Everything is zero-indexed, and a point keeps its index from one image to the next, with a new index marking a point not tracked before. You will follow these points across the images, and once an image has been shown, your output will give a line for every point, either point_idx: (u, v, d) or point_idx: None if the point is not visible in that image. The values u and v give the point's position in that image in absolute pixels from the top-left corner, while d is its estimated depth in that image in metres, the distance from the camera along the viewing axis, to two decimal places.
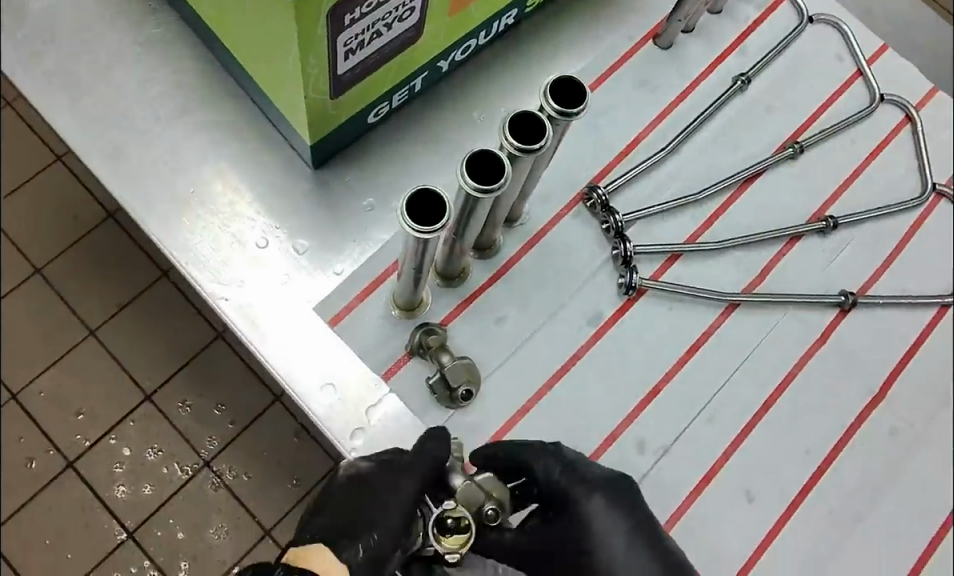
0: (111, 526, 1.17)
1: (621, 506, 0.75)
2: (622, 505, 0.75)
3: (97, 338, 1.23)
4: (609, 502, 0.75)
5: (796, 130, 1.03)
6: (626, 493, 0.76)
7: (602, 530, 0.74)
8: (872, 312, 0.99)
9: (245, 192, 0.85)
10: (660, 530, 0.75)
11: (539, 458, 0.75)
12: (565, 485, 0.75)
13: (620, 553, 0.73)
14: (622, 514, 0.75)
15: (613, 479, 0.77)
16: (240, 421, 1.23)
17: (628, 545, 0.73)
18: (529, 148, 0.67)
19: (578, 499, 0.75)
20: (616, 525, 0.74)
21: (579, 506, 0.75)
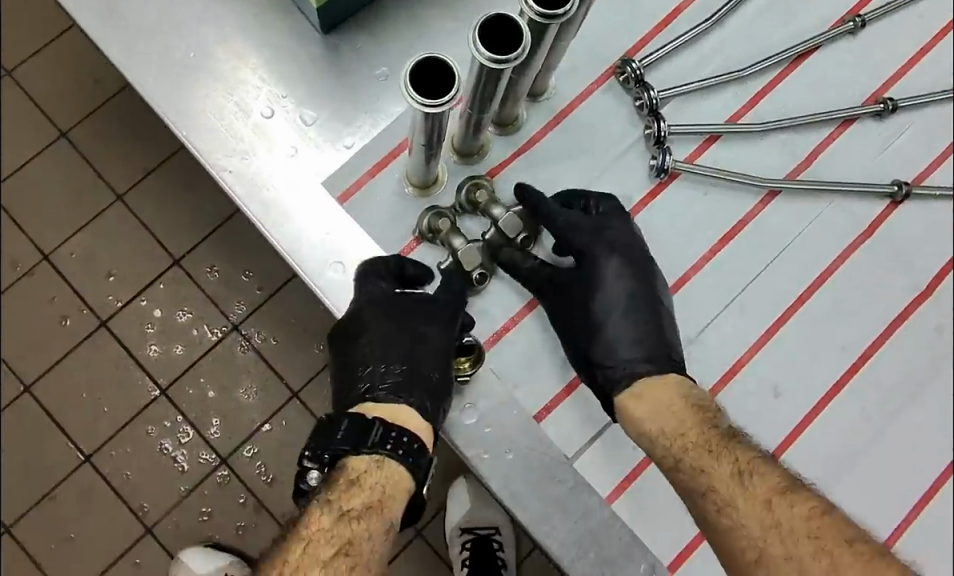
0: (145, 383, 1.18)
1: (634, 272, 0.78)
2: (635, 271, 0.78)
3: (124, 203, 1.20)
4: (623, 266, 0.78)
5: (860, 2, 0.92)
6: (641, 263, 0.79)
7: (607, 286, 0.78)
8: (927, 203, 0.92)
9: (248, 56, 0.81)
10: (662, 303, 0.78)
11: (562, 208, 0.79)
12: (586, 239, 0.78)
13: (618, 311, 0.77)
14: (632, 278, 0.78)
15: (636, 247, 0.79)
16: (267, 287, 1.20)
17: (625, 305, 0.77)
18: (551, 13, 0.60)
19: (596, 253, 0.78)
20: (622, 286, 0.77)
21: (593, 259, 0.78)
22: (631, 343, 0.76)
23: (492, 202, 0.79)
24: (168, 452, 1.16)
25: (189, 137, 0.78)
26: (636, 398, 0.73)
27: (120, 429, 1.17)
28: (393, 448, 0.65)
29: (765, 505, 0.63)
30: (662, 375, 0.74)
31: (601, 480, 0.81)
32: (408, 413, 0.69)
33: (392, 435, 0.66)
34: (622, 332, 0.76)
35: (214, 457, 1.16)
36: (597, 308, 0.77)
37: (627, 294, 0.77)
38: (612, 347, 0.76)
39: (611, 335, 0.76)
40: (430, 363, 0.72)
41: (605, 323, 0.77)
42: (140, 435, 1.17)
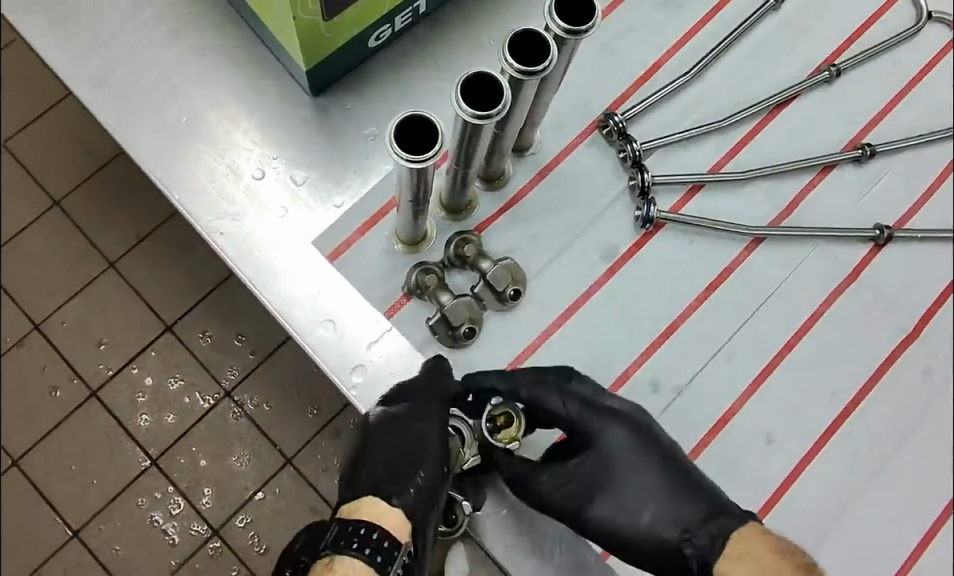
0: (135, 453, 1.16)
1: (642, 439, 0.69)
2: (646, 443, 0.69)
3: (116, 271, 1.21)
4: (628, 441, 0.68)
5: (833, 53, 0.95)
6: (647, 430, 0.70)
7: (626, 469, 0.68)
8: (909, 246, 0.93)
9: (239, 120, 0.82)
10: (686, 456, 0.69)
11: (549, 389, 0.71)
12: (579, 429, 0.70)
13: (654, 489, 0.66)
14: (645, 454, 0.68)
15: (632, 414, 0.70)
16: (261, 350, 1.20)
17: (655, 479, 0.67)
18: (530, 69, 0.62)
19: (594, 436, 0.69)
20: (640, 463, 0.68)
21: (597, 445, 0.69)
22: (688, 516, 0.64)
23: (480, 257, 0.80)
24: (158, 525, 1.14)
25: (180, 201, 0.79)
26: (734, 560, 0.60)
27: (110, 501, 1.15)
28: (357, 547, 0.54)
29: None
30: (752, 532, 0.61)
31: None
32: (380, 506, 0.59)
33: (357, 529, 0.56)
34: (667, 510, 0.65)
35: (206, 527, 1.14)
36: (631, 498, 0.67)
37: (652, 473, 0.67)
38: (669, 531, 0.64)
39: (657, 519, 0.65)
40: (421, 463, 0.64)
41: (644, 508, 0.66)
42: (130, 508, 1.14)
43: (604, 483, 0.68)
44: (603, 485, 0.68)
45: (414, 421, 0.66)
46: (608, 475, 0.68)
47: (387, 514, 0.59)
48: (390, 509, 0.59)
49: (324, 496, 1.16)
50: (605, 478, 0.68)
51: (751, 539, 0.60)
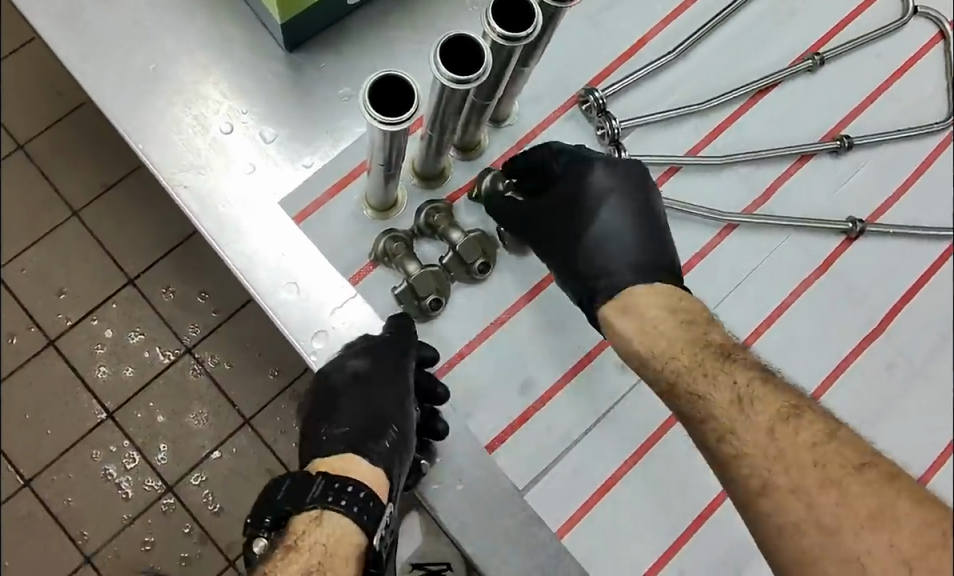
0: (92, 406, 1.14)
1: (621, 201, 0.73)
2: (628, 185, 0.73)
3: (80, 220, 1.17)
4: (610, 178, 0.73)
5: (819, 41, 0.94)
6: (634, 178, 0.74)
7: (601, 203, 0.73)
8: (882, 240, 0.92)
9: (208, 71, 0.80)
10: (661, 216, 0.74)
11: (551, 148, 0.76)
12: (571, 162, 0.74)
13: (618, 223, 0.72)
14: (619, 214, 0.72)
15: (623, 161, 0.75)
16: (223, 310, 1.17)
17: (616, 211, 0.72)
18: (515, 36, 0.60)
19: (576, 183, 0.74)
20: (613, 199, 0.73)
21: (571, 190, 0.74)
22: (631, 254, 0.71)
23: (451, 227, 0.79)
24: (112, 478, 1.12)
25: (145, 151, 0.76)
26: (621, 312, 0.70)
27: (64, 453, 1.12)
28: (347, 504, 0.59)
29: (768, 434, 0.58)
30: (650, 285, 0.70)
31: (550, 512, 0.79)
32: (361, 463, 0.64)
33: (344, 486, 0.60)
34: (607, 254, 0.72)
35: (160, 483, 1.12)
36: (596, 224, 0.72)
37: (609, 229, 0.72)
38: (615, 263, 0.71)
39: (609, 253, 0.72)
40: (392, 417, 0.68)
41: (604, 236, 0.72)
42: (84, 460, 1.12)
43: (575, 209, 0.73)
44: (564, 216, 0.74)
45: (384, 377, 0.70)
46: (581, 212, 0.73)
47: (367, 470, 0.64)
48: (371, 467, 0.64)
49: (281, 458, 1.14)
50: (578, 203, 0.73)
51: (646, 291, 0.69)
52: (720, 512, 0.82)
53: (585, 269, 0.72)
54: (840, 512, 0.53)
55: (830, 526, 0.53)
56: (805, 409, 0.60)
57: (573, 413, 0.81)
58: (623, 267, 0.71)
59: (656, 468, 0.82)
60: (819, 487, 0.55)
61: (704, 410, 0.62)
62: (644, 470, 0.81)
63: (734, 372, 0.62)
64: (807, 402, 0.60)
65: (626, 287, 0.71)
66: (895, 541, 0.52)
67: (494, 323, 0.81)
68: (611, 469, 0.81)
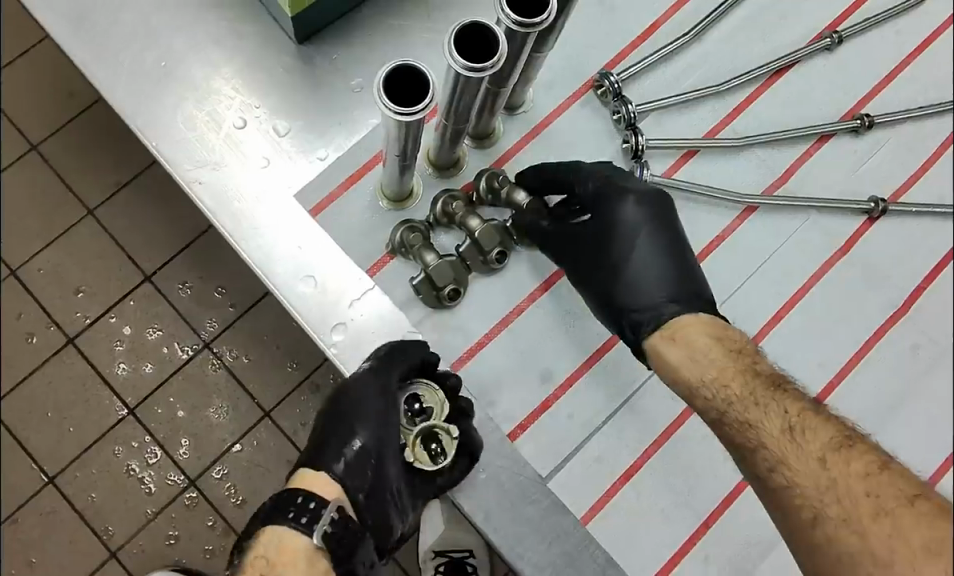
0: (112, 402, 1.14)
1: (656, 226, 0.73)
2: (657, 211, 0.74)
3: (95, 218, 1.18)
4: (642, 204, 0.74)
5: (836, 19, 0.92)
6: (661, 205, 0.75)
7: (635, 230, 0.73)
8: (904, 220, 0.91)
9: (220, 66, 0.79)
10: (687, 240, 0.75)
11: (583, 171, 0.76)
12: (603, 184, 0.75)
13: (657, 250, 0.73)
14: (660, 243, 0.73)
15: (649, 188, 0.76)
16: (241, 304, 1.17)
17: (650, 237, 0.73)
18: (529, 21, 0.59)
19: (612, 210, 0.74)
20: (646, 224, 0.73)
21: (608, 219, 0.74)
22: (672, 282, 0.72)
23: (469, 215, 0.78)
24: (135, 474, 1.13)
25: (158, 148, 0.76)
26: (670, 341, 0.69)
27: (86, 449, 1.13)
28: (294, 516, 0.61)
29: (820, 464, 0.59)
30: (695, 315, 0.70)
31: (572, 500, 0.78)
32: (320, 476, 0.64)
33: (295, 499, 0.61)
34: (650, 282, 0.72)
35: (182, 477, 1.13)
36: (633, 252, 0.73)
37: (654, 258, 0.72)
38: (660, 293, 0.71)
39: (651, 282, 0.72)
40: (358, 427, 0.66)
41: (644, 264, 0.72)
42: (107, 456, 1.13)
43: (612, 238, 0.74)
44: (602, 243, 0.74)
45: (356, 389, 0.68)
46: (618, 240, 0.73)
47: (329, 483, 0.64)
48: (331, 480, 0.64)
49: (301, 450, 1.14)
50: (615, 231, 0.74)
51: (692, 321, 0.70)
52: (744, 498, 0.81)
53: (626, 297, 0.72)
54: (894, 545, 0.54)
55: (884, 561, 0.53)
56: (857, 440, 0.60)
57: (594, 401, 0.80)
58: (667, 296, 0.71)
59: (679, 455, 0.81)
60: (872, 517, 0.55)
61: (754, 439, 0.62)
62: (667, 457, 0.81)
63: (788, 400, 0.63)
64: (858, 434, 0.61)
65: (669, 318, 0.71)
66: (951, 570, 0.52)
67: (513, 311, 0.80)
68: (634, 456, 0.80)
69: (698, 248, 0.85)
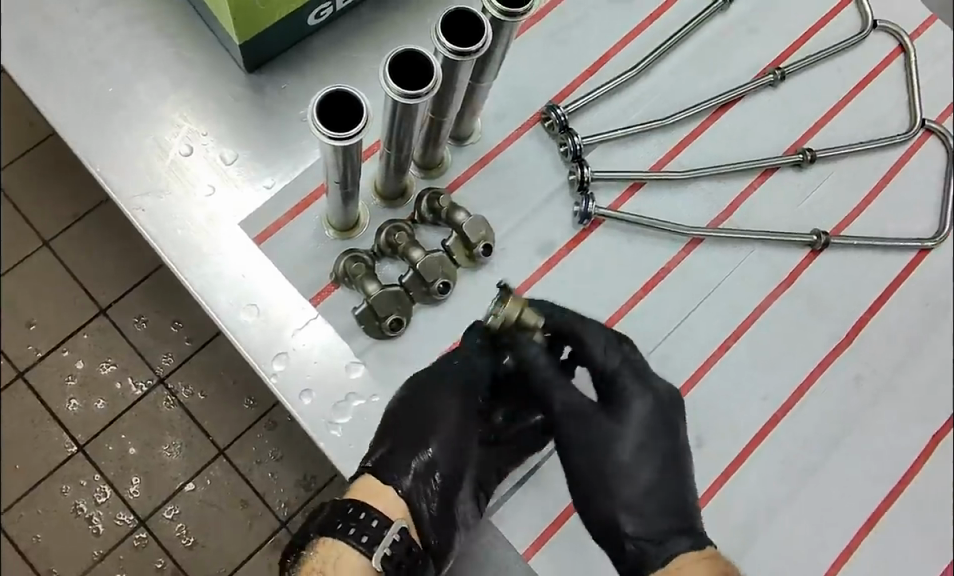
0: (62, 439, 1.11)
1: (662, 440, 0.65)
2: (663, 430, 0.65)
3: (49, 251, 1.15)
4: (655, 415, 0.65)
5: (779, 56, 0.95)
6: (672, 421, 0.66)
7: (633, 448, 0.63)
8: (847, 253, 0.92)
9: (167, 94, 0.79)
10: (688, 460, 0.66)
11: (598, 335, 0.66)
12: (616, 374, 0.65)
13: (657, 482, 0.63)
14: (665, 464, 0.64)
15: (666, 391, 0.67)
16: (197, 339, 1.15)
17: (654, 473, 0.64)
18: (464, 50, 0.59)
19: (621, 403, 0.64)
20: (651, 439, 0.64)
21: (616, 424, 0.64)
22: (655, 524, 0.62)
23: (412, 245, 0.78)
24: (82, 513, 1.09)
25: (102, 174, 0.76)
26: None
27: (32, 487, 1.09)
28: (357, 532, 0.60)
29: None
30: (693, 554, 0.59)
31: (516, 533, 0.77)
32: (387, 494, 0.64)
33: (356, 514, 0.61)
34: (641, 509, 0.63)
35: (132, 518, 1.10)
36: (620, 464, 0.63)
37: (652, 475, 0.63)
38: (630, 523, 0.62)
39: (625, 502, 0.63)
40: (436, 439, 0.67)
41: (624, 479, 0.63)
42: (54, 494, 1.09)
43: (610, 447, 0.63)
44: (598, 453, 0.63)
45: (430, 399, 0.68)
46: (615, 454, 0.63)
47: (395, 502, 0.63)
48: (398, 499, 0.64)
49: (255, 488, 1.11)
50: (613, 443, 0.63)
51: (689, 559, 0.59)
52: None
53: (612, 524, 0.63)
54: None
55: None
56: None
57: None
58: (638, 530, 0.62)
59: None
60: None
61: None
62: None
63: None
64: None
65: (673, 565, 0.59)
66: None
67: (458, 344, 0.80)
68: None
69: (645, 278, 0.85)
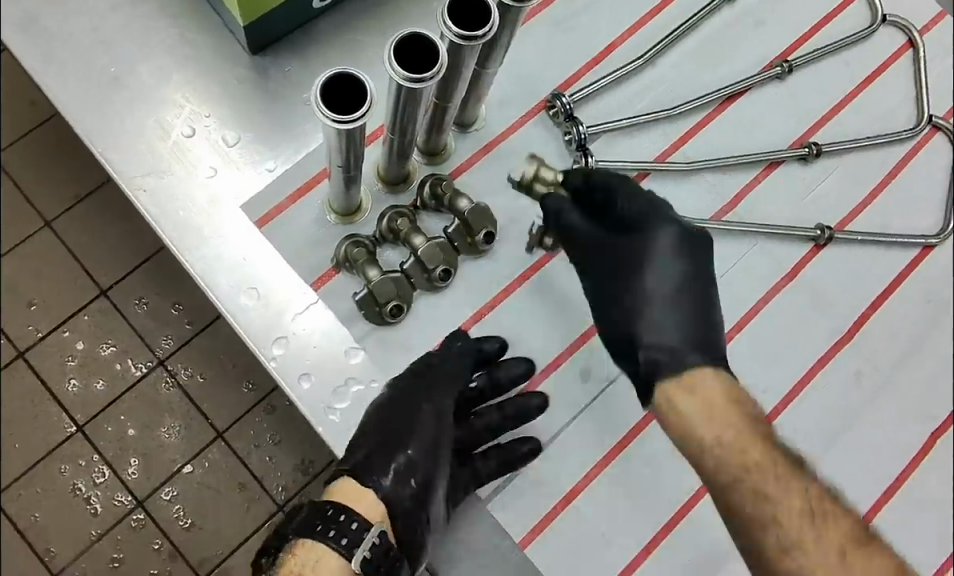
0: (61, 418, 1.11)
1: (686, 248, 0.69)
2: (691, 248, 0.69)
3: (51, 231, 1.15)
4: (680, 238, 0.69)
5: (786, 49, 0.94)
6: (701, 276, 0.70)
7: (653, 330, 0.68)
8: (851, 248, 0.92)
9: (170, 74, 0.79)
10: (711, 278, 0.71)
11: (628, 200, 0.70)
12: (645, 212, 0.69)
13: (674, 282, 0.68)
14: (689, 263, 0.69)
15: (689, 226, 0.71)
16: (197, 322, 1.15)
17: (676, 284, 0.68)
18: (471, 34, 0.59)
19: (647, 224, 0.69)
20: (677, 262, 0.69)
21: (641, 245, 0.69)
22: (675, 337, 0.67)
23: (414, 231, 0.77)
24: (81, 493, 1.09)
25: (103, 154, 0.76)
26: (688, 391, 0.65)
27: (31, 467, 1.10)
28: (336, 534, 0.62)
29: (840, 558, 0.57)
30: (714, 368, 0.67)
31: (512, 522, 0.77)
32: (364, 497, 0.66)
33: (336, 516, 0.63)
34: (667, 320, 0.68)
35: (130, 498, 1.10)
36: (642, 343, 0.68)
37: (676, 274, 0.68)
38: (656, 335, 0.68)
39: (646, 331, 0.68)
40: (412, 440, 0.69)
41: (654, 353, 0.67)
42: (52, 474, 1.10)
43: (632, 268, 0.69)
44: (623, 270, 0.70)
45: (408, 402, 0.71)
46: (639, 262, 0.69)
47: (372, 504, 0.66)
48: (376, 501, 0.66)
49: (252, 472, 1.11)
50: (636, 257, 0.69)
51: (708, 371, 0.66)
52: (685, 526, 0.81)
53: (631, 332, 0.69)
54: None
55: None
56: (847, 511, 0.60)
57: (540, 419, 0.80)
58: (655, 340, 0.67)
59: (622, 478, 0.80)
60: None
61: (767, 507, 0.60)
62: (610, 482, 0.80)
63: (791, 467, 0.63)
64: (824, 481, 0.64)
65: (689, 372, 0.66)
66: None
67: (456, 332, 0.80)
68: (580, 474, 0.79)
69: None
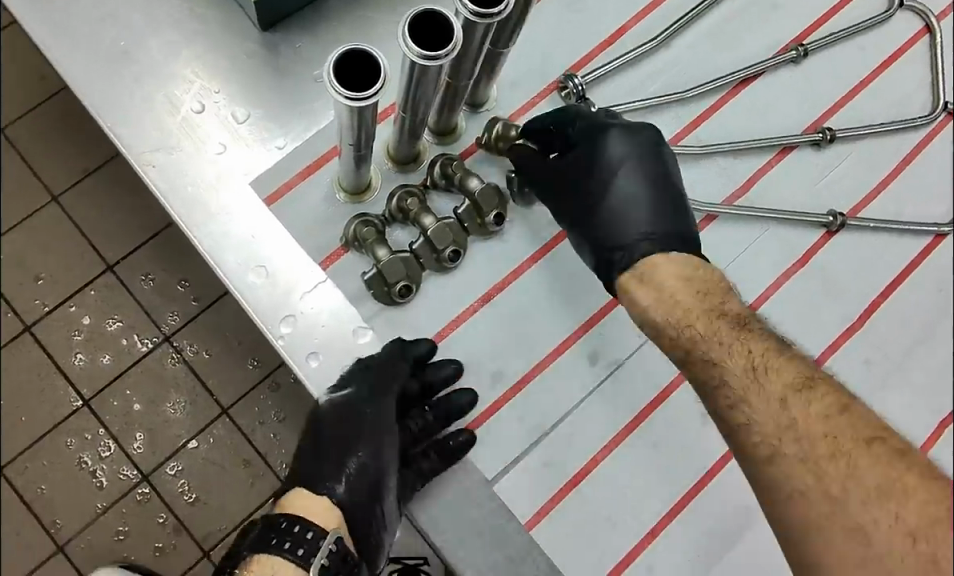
0: (67, 392, 1.11)
1: (646, 149, 0.74)
2: (651, 153, 0.74)
3: (58, 206, 1.15)
4: (628, 135, 0.74)
5: (802, 33, 0.93)
6: (660, 157, 0.75)
7: (624, 223, 0.73)
8: (863, 235, 0.91)
9: (180, 49, 0.78)
10: (677, 172, 0.75)
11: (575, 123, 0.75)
12: (590, 126, 0.75)
13: (634, 188, 0.73)
14: (649, 161, 0.74)
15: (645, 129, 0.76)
16: (204, 298, 1.14)
17: (637, 175, 0.74)
18: (486, 12, 0.58)
19: (598, 133, 0.74)
20: (635, 163, 0.74)
21: (590, 154, 0.74)
22: (644, 224, 0.72)
23: (423, 211, 0.77)
24: (87, 467, 1.10)
25: (113, 129, 0.75)
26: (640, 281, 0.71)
27: (37, 440, 1.10)
28: (291, 545, 0.63)
29: (780, 404, 0.59)
30: (663, 253, 0.71)
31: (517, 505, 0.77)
32: (317, 505, 0.67)
33: (288, 527, 0.64)
34: (639, 216, 0.72)
35: (135, 472, 1.10)
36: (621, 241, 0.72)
37: (638, 174, 0.73)
38: (630, 231, 0.72)
39: (616, 232, 0.73)
40: (361, 444, 0.70)
41: (627, 245, 0.72)
42: (58, 447, 1.10)
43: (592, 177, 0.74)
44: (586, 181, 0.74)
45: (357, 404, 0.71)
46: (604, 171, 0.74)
47: (327, 513, 0.67)
48: (329, 507, 0.67)
49: (257, 449, 1.12)
50: (594, 168, 0.74)
51: (661, 257, 0.71)
52: (689, 510, 0.81)
53: (602, 240, 0.73)
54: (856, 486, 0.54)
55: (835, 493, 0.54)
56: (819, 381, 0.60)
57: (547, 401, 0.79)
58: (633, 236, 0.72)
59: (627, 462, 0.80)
60: (830, 455, 0.55)
61: (719, 376, 0.63)
62: (615, 466, 0.80)
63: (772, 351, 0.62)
64: (825, 375, 0.61)
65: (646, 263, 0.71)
66: (903, 513, 0.52)
67: (463, 314, 0.79)
68: (586, 458, 0.79)
69: None
